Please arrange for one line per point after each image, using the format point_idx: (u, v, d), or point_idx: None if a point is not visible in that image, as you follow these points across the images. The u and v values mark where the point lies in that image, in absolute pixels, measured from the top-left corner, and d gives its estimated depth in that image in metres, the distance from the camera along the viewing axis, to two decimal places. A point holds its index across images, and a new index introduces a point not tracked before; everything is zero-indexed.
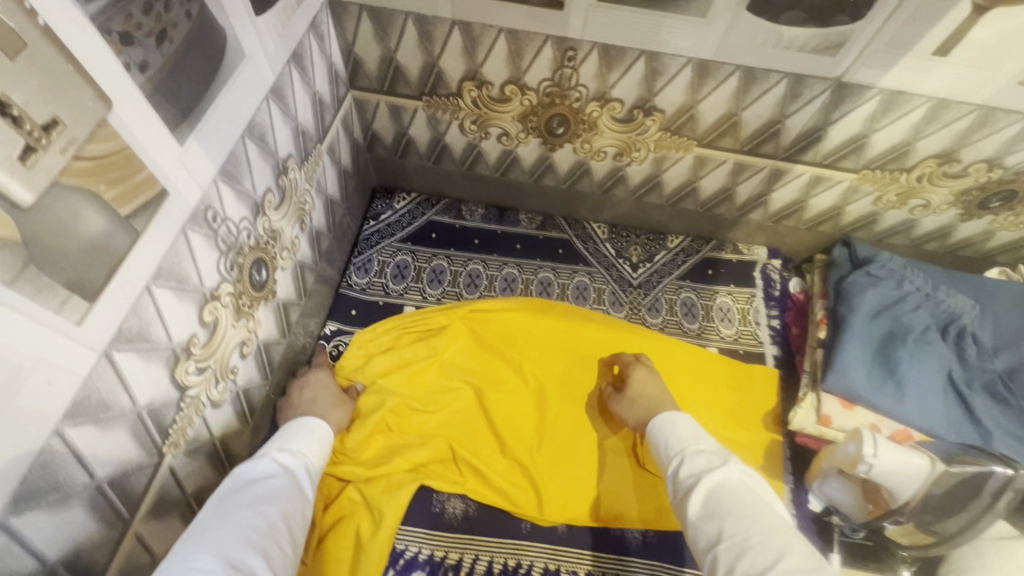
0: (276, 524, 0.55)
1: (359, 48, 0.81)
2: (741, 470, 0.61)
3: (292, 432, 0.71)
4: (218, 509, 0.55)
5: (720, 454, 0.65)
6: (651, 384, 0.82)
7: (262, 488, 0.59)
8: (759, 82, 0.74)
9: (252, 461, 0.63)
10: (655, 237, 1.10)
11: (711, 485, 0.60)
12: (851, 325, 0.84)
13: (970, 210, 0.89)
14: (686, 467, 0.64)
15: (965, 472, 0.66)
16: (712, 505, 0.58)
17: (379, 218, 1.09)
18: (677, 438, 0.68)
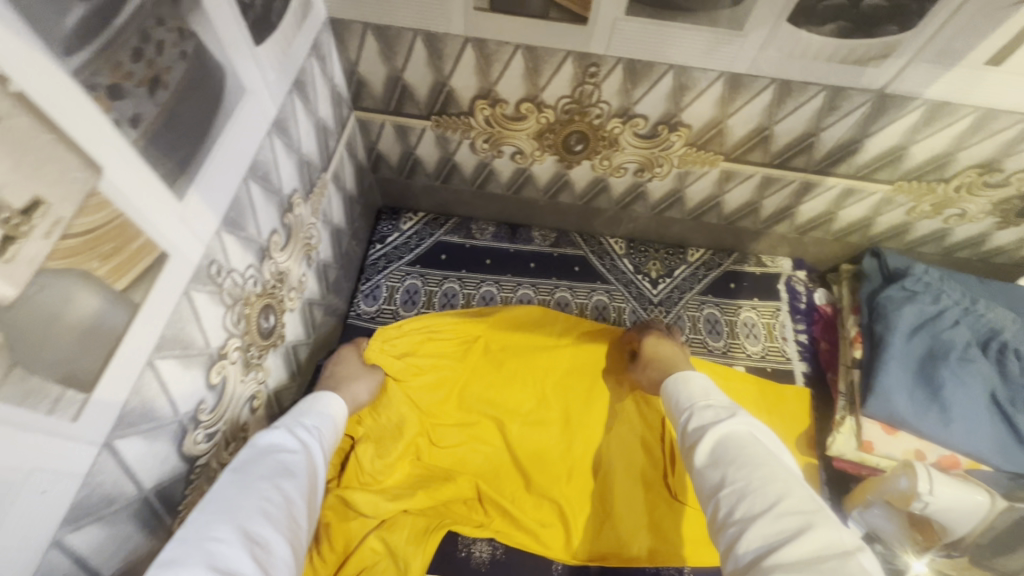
0: (294, 498, 0.51)
1: (364, 68, 0.75)
2: (749, 422, 0.57)
3: (308, 404, 0.65)
4: (236, 472, 0.50)
5: (729, 408, 0.60)
6: (663, 346, 0.84)
7: (278, 459, 0.53)
8: (795, 95, 0.69)
9: (269, 429, 0.56)
10: (673, 251, 1.06)
11: (719, 435, 0.56)
12: (889, 344, 0.80)
13: (1007, 219, 0.85)
14: (693, 419, 0.60)
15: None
16: (719, 453, 0.54)
17: (385, 240, 1.03)
18: (687, 395, 0.64)
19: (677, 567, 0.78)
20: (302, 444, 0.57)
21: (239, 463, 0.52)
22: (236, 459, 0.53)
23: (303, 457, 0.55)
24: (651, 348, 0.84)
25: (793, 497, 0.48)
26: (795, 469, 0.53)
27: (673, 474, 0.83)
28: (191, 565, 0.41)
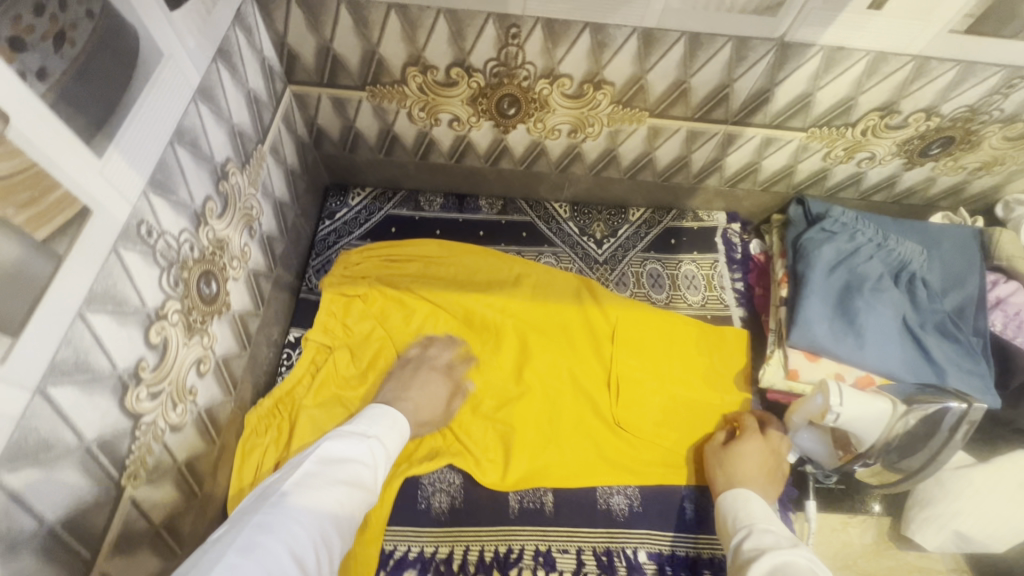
0: (356, 505, 0.58)
1: (293, 40, 0.77)
2: (809, 557, 0.60)
3: (380, 419, 0.71)
4: (320, 466, 0.58)
5: (790, 539, 0.64)
6: (756, 461, 0.79)
7: (350, 470, 0.60)
8: (704, 47, 0.74)
9: (350, 441, 0.63)
10: (616, 212, 1.10)
11: (777, 558, 0.60)
12: (810, 281, 0.86)
13: (913, 158, 0.92)
14: (752, 542, 0.65)
15: (925, 410, 0.69)
16: (777, 569, 0.58)
17: (334, 216, 1.05)
18: (747, 515, 0.70)
19: (627, 492, 0.85)
20: (372, 461, 0.64)
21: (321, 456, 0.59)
22: (319, 449, 0.60)
23: (369, 474, 0.62)
24: (748, 447, 0.80)
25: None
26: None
27: (620, 414, 0.90)
28: (273, 548, 0.47)
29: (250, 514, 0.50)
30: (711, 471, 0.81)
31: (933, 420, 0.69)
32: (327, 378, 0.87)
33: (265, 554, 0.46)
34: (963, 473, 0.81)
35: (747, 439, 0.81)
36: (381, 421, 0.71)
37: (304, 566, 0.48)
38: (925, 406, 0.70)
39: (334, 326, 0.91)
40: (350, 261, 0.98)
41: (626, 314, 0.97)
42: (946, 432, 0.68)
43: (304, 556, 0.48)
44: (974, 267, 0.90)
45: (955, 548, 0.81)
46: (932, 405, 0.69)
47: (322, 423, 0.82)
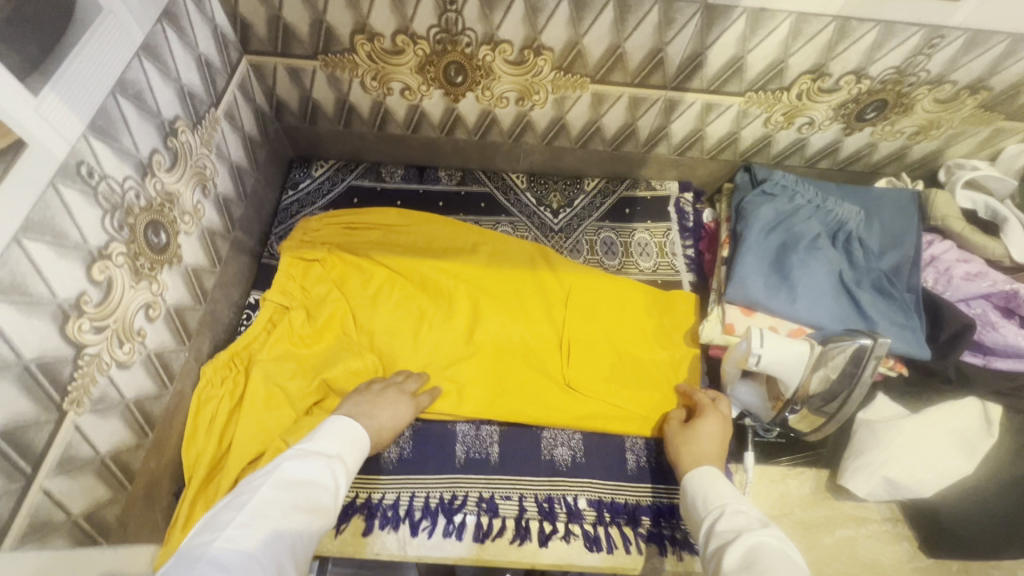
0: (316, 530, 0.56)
1: (245, 9, 0.81)
2: (782, 539, 0.56)
3: (339, 433, 0.68)
4: (278, 492, 0.56)
5: (761, 520, 0.60)
6: (715, 440, 0.78)
7: (310, 495, 0.58)
8: (633, 11, 0.77)
9: (305, 464, 0.61)
10: (572, 182, 1.14)
11: (752, 543, 0.56)
12: (747, 239, 0.89)
13: (851, 123, 0.95)
14: (724, 523, 0.61)
15: (843, 348, 0.72)
16: (752, 556, 0.54)
17: (298, 187, 1.09)
18: (716, 495, 0.67)
19: (571, 445, 0.88)
20: (336, 483, 0.62)
21: (276, 483, 0.57)
22: (277, 474, 0.58)
23: (332, 497, 0.60)
24: (708, 427, 0.79)
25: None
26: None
27: (567, 371, 0.93)
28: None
29: (201, 549, 0.48)
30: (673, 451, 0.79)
31: (851, 359, 0.71)
32: (283, 336, 0.90)
33: None
34: (894, 422, 0.83)
35: (704, 417, 0.81)
36: (345, 434, 0.69)
37: None
38: (841, 346, 0.72)
39: (292, 288, 0.95)
40: (310, 227, 1.02)
41: (579, 280, 1.00)
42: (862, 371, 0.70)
43: None
44: (912, 229, 0.92)
45: (887, 494, 0.83)
46: (848, 343, 0.71)
47: (274, 376, 0.85)
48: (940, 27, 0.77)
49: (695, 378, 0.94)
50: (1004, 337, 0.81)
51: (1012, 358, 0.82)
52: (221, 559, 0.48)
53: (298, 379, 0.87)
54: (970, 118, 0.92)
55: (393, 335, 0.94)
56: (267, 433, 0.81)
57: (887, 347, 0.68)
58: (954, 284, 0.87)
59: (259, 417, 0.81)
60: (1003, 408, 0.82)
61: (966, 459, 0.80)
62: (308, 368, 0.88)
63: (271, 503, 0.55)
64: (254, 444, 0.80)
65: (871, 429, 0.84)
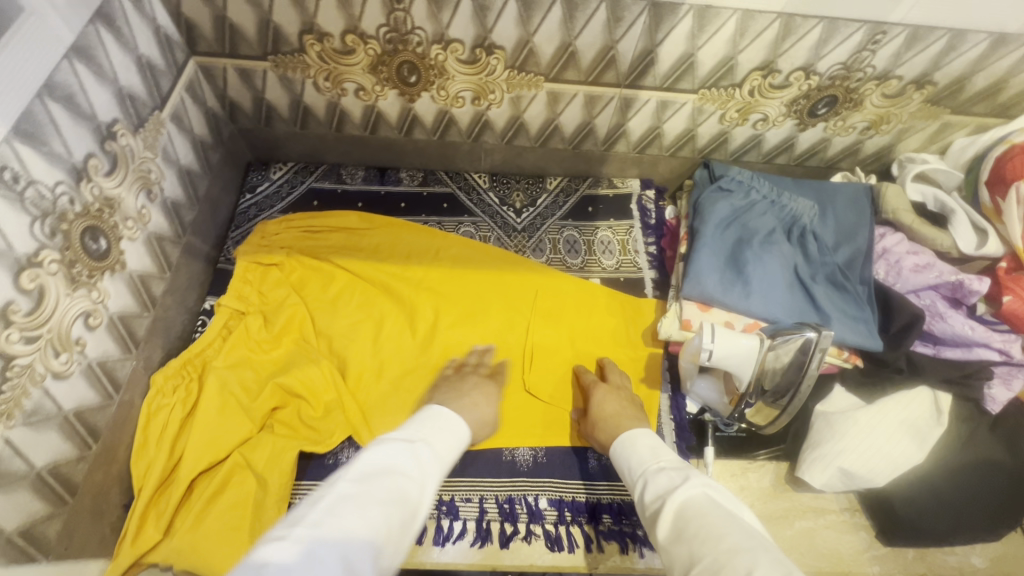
0: (404, 522, 0.50)
1: (188, 9, 0.79)
2: (700, 485, 0.60)
3: (427, 426, 0.64)
4: (359, 484, 0.50)
5: (681, 471, 0.64)
6: (612, 401, 0.84)
7: (394, 483, 0.52)
8: (580, 9, 0.77)
9: (394, 450, 0.56)
10: (534, 182, 1.14)
11: (679, 505, 0.59)
12: (703, 235, 0.90)
13: (803, 119, 0.96)
14: (651, 488, 0.64)
15: (791, 340, 0.72)
16: (682, 519, 0.57)
17: (256, 190, 1.07)
18: (638, 460, 0.70)
19: (532, 445, 0.88)
20: (418, 471, 0.56)
21: (358, 472, 0.52)
22: (355, 465, 0.53)
23: (417, 485, 0.55)
24: (597, 402, 0.84)
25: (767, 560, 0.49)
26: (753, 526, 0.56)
27: (529, 374, 0.93)
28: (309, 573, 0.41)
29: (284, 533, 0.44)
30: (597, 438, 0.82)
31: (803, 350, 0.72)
32: (239, 342, 0.89)
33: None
34: (848, 415, 0.84)
35: (594, 394, 0.86)
36: (429, 428, 0.64)
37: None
38: (790, 340, 0.73)
39: (248, 294, 0.93)
40: (267, 231, 1.00)
41: (542, 282, 1.02)
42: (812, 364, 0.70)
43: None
44: (865, 222, 0.94)
45: (843, 485, 0.84)
46: (796, 336, 0.72)
47: (229, 384, 0.84)
48: (882, 24, 0.78)
49: (658, 376, 0.94)
50: (952, 327, 0.82)
51: (961, 347, 0.83)
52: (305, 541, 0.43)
53: (255, 387, 0.85)
54: (918, 112, 0.94)
55: (353, 341, 0.92)
56: (220, 442, 0.79)
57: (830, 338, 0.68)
58: (903, 276, 0.88)
59: (214, 426, 0.80)
60: (953, 397, 0.83)
61: (917, 451, 0.81)
62: (265, 376, 0.87)
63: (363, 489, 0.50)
64: (207, 454, 0.78)
65: (827, 421, 0.86)
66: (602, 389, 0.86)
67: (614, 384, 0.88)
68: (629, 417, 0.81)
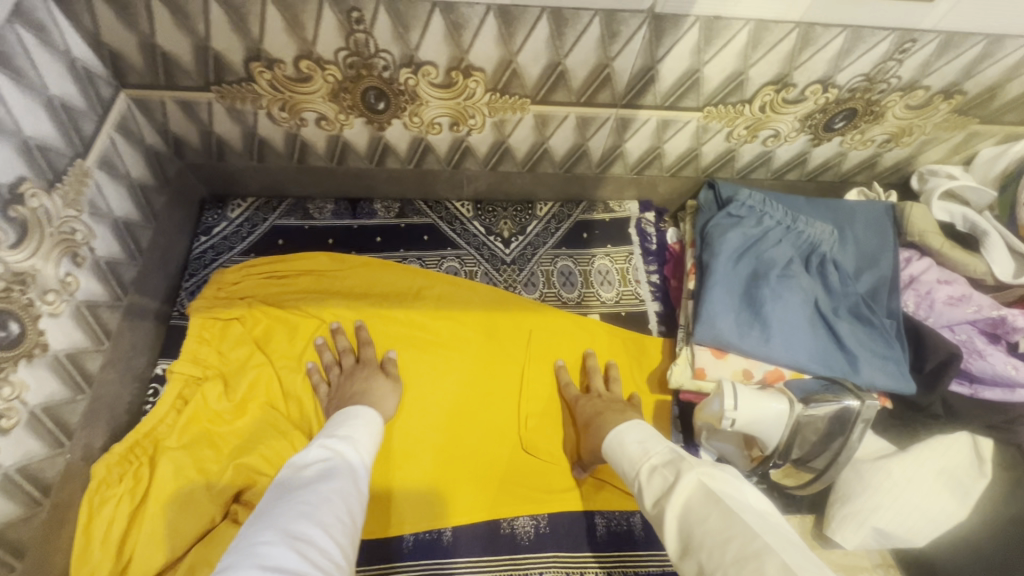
0: (343, 493, 0.52)
1: (110, 37, 0.67)
2: (690, 479, 0.53)
3: (336, 425, 0.66)
4: (281, 485, 0.52)
5: (673, 465, 0.57)
6: (593, 405, 0.79)
7: (314, 470, 0.54)
8: (570, 24, 0.67)
9: (304, 450, 0.59)
10: (523, 208, 1.03)
11: (679, 508, 0.52)
12: (714, 270, 0.81)
13: (818, 133, 0.87)
14: (647, 490, 0.58)
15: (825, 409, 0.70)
16: (686, 523, 0.51)
17: (212, 231, 0.95)
18: (629, 462, 0.63)
19: (533, 513, 0.79)
20: (335, 452, 0.59)
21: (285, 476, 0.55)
22: (281, 473, 0.55)
23: (340, 464, 0.57)
24: (584, 413, 0.79)
25: (779, 554, 0.43)
26: (757, 508, 0.50)
27: (526, 431, 0.84)
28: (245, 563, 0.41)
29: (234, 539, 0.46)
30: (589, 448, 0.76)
31: (839, 418, 0.69)
32: (195, 415, 0.78)
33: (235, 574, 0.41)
34: (880, 466, 0.76)
35: (577, 406, 0.81)
36: (349, 422, 0.66)
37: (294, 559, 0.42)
38: (823, 406, 0.70)
39: (203, 357, 0.82)
40: (225, 280, 0.89)
41: (536, 322, 0.92)
42: (848, 433, 0.69)
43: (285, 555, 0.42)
44: (888, 245, 0.85)
45: (875, 542, 0.77)
46: (833, 405, 0.69)
47: (183, 468, 0.73)
48: (913, 30, 0.68)
49: (667, 424, 0.86)
50: (992, 365, 0.74)
51: (1001, 387, 0.74)
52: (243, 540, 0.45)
53: (215, 468, 0.75)
54: (944, 123, 0.85)
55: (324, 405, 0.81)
56: (176, 540, 0.69)
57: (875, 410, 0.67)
58: (936, 309, 0.80)
59: (168, 521, 0.70)
60: (994, 442, 0.75)
61: (958, 504, 0.74)
62: (226, 454, 0.76)
63: (282, 492, 0.52)
64: (159, 557, 0.68)
65: (858, 471, 0.78)
66: (583, 398, 0.82)
67: (595, 390, 0.83)
68: (615, 412, 0.76)
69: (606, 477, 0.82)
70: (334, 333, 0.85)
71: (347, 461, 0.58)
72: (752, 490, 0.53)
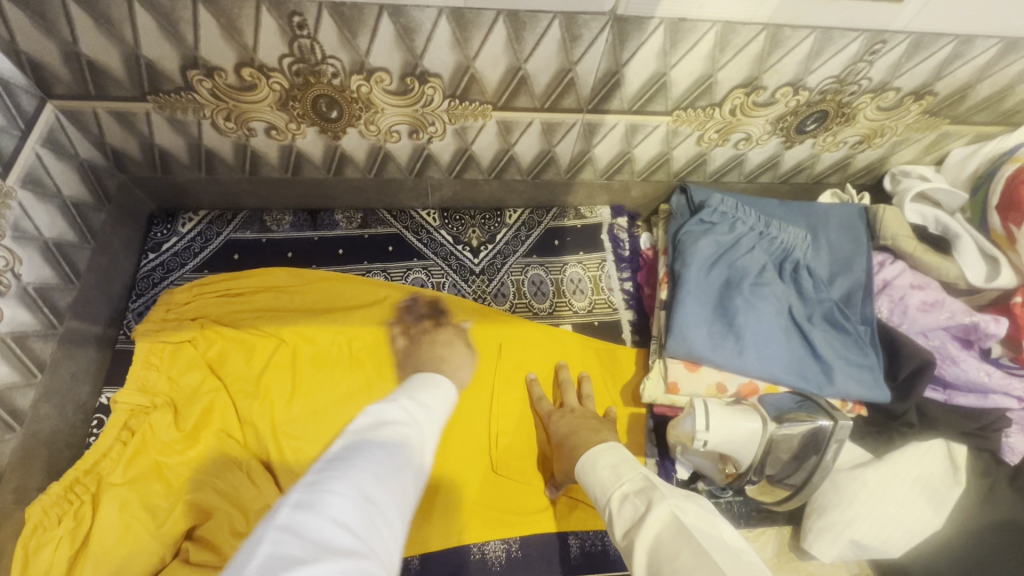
0: (411, 469, 0.47)
1: (28, 46, 0.62)
2: (662, 511, 0.51)
3: (415, 390, 0.60)
4: (361, 437, 0.47)
5: (646, 494, 0.54)
6: (567, 421, 0.76)
7: (392, 432, 0.49)
8: (528, 27, 0.63)
9: (386, 404, 0.53)
10: (492, 215, 1.00)
11: (649, 542, 0.50)
12: (686, 280, 0.78)
13: (790, 136, 0.84)
14: (617, 520, 0.55)
15: (798, 431, 0.69)
16: (655, 559, 0.48)
17: (161, 247, 0.90)
18: (601, 486, 0.60)
19: (505, 536, 0.76)
20: (413, 423, 0.53)
21: (360, 423, 0.50)
22: (358, 419, 0.50)
23: (416, 435, 0.52)
24: (558, 430, 0.76)
25: None
26: (730, 546, 0.47)
27: (498, 450, 0.81)
28: (321, 512, 0.37)
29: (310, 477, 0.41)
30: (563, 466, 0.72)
31: (813, 438, 0.69)
32: (141, 448, 0.73)
33: (311, 521, 0.36)
34: (856, 475, 0.75)
35: (552, 423, 0.78)
36: (426, 392, 0.61)
37: (360, 527, 0.37)
38: (797, 426, 0.70)
39: (149, 384, 0.77)
40: (174, 300, 0.84)
41: (507, 334, 0.89)
42: (824, 453, 0.68)
43: (357, 524, 0.37)
44: (861, 249, 0.83)
45: (851, 554, 0.75)
46: (806, 425, 0.69)
47: (128, 507, 0.69)
48: (882, 32, 0.66)
49: (641, 437, 0.83)
50: (965, 372, 0.73)
51: (975, 394, 0.74)
52: (316, 481, 0.40)
53: (164, 506, 0.70)
54: (915, 124, 0.84)
55: (283, 432, 0.77)
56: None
57: (846, 431, 0.66)
58: (909, 315, 0.78)
59: (113, 566, 0.65)
60: (968, 449, 0.75)
61: (933, 514, 0.73)
62: (176, 489, 0.71)
63: (364, 442, 0.47)
64: None
65: (835, 482, 0.76)
66: (556, 414, 0.79)
67: (569, 406, 0.80)
68: (590, 429, 0.73)
69: (578, 496, 0.79)
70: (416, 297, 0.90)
71: (422, 433, 0.53)
72: (725, 525, 0.50)
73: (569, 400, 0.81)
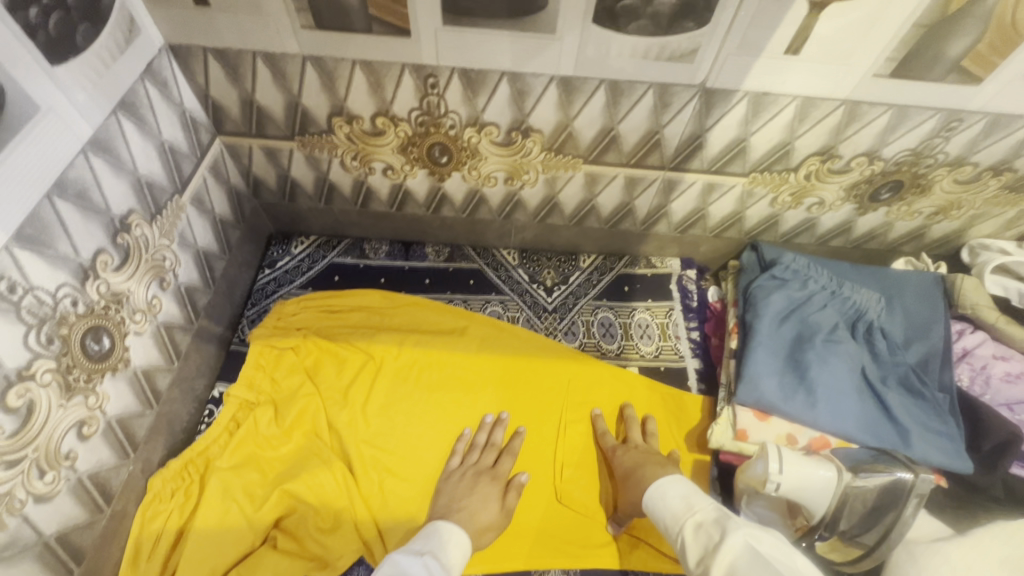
0: None
1: (216, 92, 0.77)
2: (735, 538, 0.53)
3: (435, 537, 0.69)
4: None
5: (721, 523, 0.57)
6: (634, 456, 0.79)
7: None
8: (626, 95, 0.72)
9: (405, 560, 0.62)
10: (567, 259, 1.07)
11: (724, 569, 0.52)
12: (758, 332, 0.81)
13: (864, 203, 0.88)
14: (691, 549, 0.58)
15: (875, 480, 0.70)
16: None
17: (275, 265, 1.03)
18: (672, 516, 0.63)
19: (565, 566, 0.78)
20: None
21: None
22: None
23: None
24: (624, 465, 0.79)
25: None
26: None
27: (562, 479, 0.84)
28: None
29: None
30: (631, 500, 0.75)
31: (892, 490, 0.69)
32: (244, 439, 0.81)
33: None
34: (936, 546, 0.65)
35: (617, 458, 0.81)
36: (441, 541, 0.69)
37: None
38: (874, 478, 0.70)
39: (253, 383, 0.86)
40: (284, 311, 0.95)
41: (576, 369, 0.93)
42: (902, 509, 0.68)
43: None
44: (939, 316, 0.83)
45: None
46: (882, 476, 0.70)
47: (231, 490, 0.76)
48: (959, 111, 0.71)
49: (706, 484, 0.85)
50: None
51: None
52: None
53: (260, 492, 0.77)
54: (994, 199, 0.86)
55: (365, 439, 0.83)
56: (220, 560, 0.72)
57: (929, 484, 0.67)
58: (993, 385, 0.79)
59: (213, 540, 0.72)
60: None
61: None
62: (270, 480, 0.79)
63: None
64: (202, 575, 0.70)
65: (911, 552, 0.66)
66: (621, 448, 0.82)
67: (633, 442, 0.83)
68: (658, 464, 0.75)
69: (642, 535, 0.81)
70: (481, 428, 0.85)
71: None
72: (799, 558, 0.52)
73: (635, 438, 0.83)
